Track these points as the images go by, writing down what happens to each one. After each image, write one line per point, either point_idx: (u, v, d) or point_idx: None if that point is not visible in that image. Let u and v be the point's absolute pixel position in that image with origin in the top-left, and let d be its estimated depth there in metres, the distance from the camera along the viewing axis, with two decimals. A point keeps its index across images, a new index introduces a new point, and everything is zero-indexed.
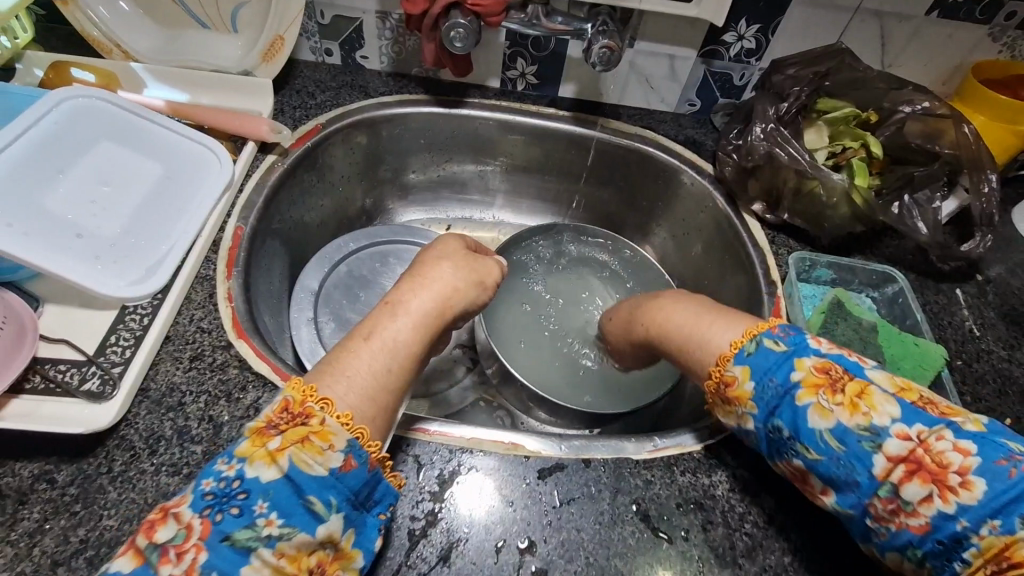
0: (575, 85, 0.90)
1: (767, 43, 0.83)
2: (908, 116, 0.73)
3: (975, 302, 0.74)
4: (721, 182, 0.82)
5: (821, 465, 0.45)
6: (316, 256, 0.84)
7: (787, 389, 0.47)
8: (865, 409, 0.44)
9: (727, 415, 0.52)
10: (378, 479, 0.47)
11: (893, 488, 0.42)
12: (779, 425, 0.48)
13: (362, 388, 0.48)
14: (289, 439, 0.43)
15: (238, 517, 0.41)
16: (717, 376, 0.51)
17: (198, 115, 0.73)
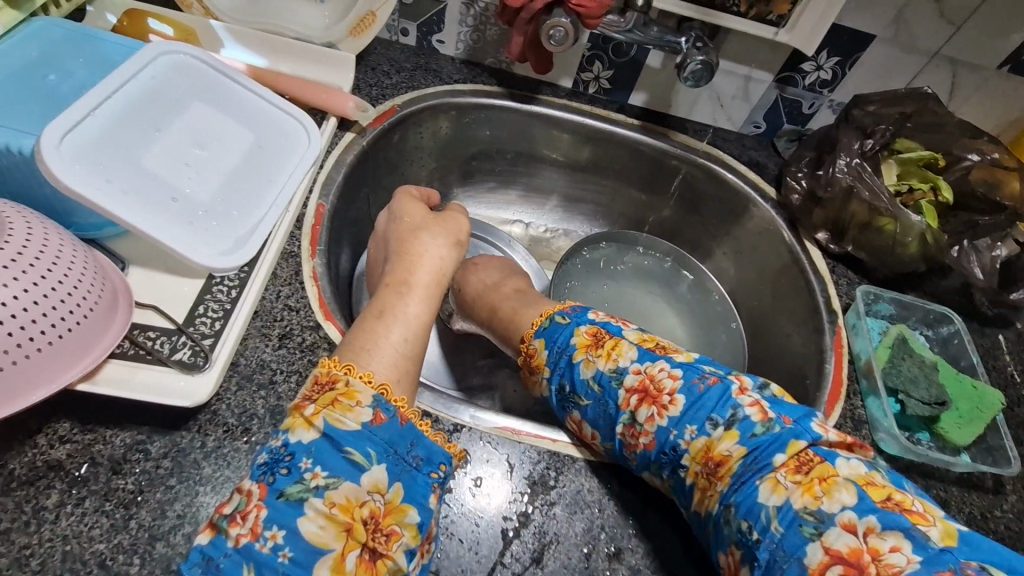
0: (646, 95, 0.90)
1: (843, 76, 0.84)
2: (974, 164, 0.75)
3: (1016, 348, 0.77)
4: (784, 207, 0.83)
5: (591, 408, 0.54)
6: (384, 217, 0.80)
7: (566, 351, 0.57)
8: (615, 357, 0.54)
9: (534, 383, 0.60)
10: (417, 433, 0.45)
11: (632, 416, 0.52)
12: (564, 383, 0.57)
13: (388, 359, 0.49)
14: (320, 404, 0.44)
15: (288, 476, 0.41)
16: (525, 349, 0.61)
17: (280, 82, 0.70)
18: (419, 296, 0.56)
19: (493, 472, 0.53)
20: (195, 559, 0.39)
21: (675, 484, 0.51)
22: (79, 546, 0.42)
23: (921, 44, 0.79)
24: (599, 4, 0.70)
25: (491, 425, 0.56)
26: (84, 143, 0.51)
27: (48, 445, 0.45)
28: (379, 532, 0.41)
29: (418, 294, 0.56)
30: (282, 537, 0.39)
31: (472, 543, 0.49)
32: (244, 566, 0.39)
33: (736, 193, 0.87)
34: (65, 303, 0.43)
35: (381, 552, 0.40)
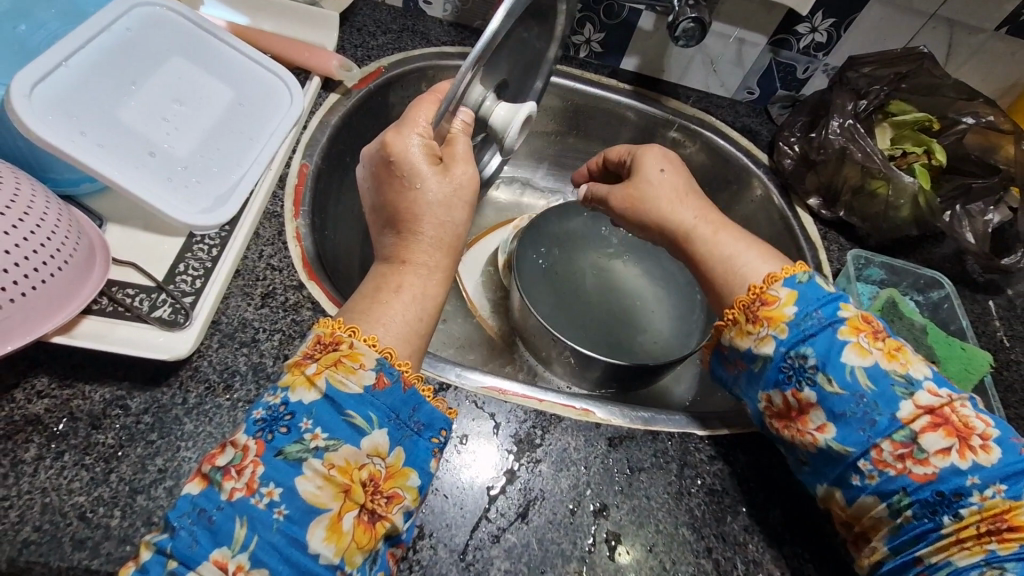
0: (638, 59, 0.89)
1: (837, 39, 0.83)
2: (969, 128, 0.74)
3: (1006, 314, 0.76)
4: (776, 173, 0.82)
5: (843, 399, 0.47)
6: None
7: (831, 323, 0.48)
8: (902, 361, 0.47)
9: (743, 337, 0.51)
10: (420, 399, 0.42)
11: (912, 436, 0.45)
12: (807, 355, 0.48)
13: (402, 330, 0.44)
14: (323, 363, 0.40)
15: (287, 435, 0.38)
16: (756, 294, 0.50)
17: (261, 40, 0.69)
18: (432, 269, 0.47)
19: (478, 428, 0.52)
20: (184, 508, 0.36)
21: (912, 524, 0.45)
22: (59, 499, 0.42)
23: (918, 5, 0.78)
24: None
25: (476, 384, 0.56)
26: (56, 93, 0.49)
27: (26, 399, 0.45)
28: (378, 494, 0.38)
29: (435, 266, 0.47)
30: (278, 494, 0.36)
31: (457, 499, 0.48)
32: (236, 520, 0.35)
33: (728, 159, 0.86)
34: (37, 253, 0.43)
35: (381, 515, 0.38)
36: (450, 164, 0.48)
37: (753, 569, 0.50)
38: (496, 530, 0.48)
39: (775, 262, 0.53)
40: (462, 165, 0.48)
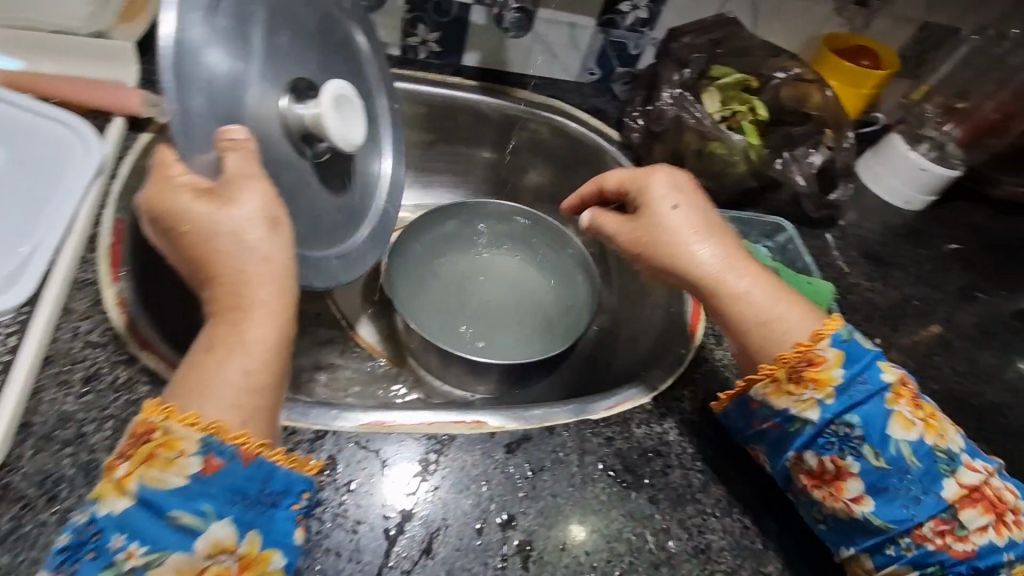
0: (479, 53, 0.88)
1: (658, 14, 0.87)
2: (781, 82, 0.81)
3: (840, 244, 0.85)
4: (629, 147, 0.85)
5: (886, 474, 0.48)
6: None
7: (877, 391, 0.49)
8: (940, 433, 0.49)
9: (783, 396, 0.51)
10: (266, 468, 0.38)
11: (953, 512, 0.47)
12: (852, 423, 0.49)
13: (229, 393, 0.38)
14: (135, 462, 0.36)
15: (97, 559, 0.34)
16: (803, 352, 0.50)
17: (41, 86, 0.60)
18: (257, 310, 0.41)
19: (365, 468, 0.49)
20: None
21: None
22: None
23: None
24: None
25: (355, 423, 0.51)
26: None
27: None
28: None
29: (259, 307, 0.41)
30: None
31: (352, 553, 0.45)
32: None
33: (582, 142, 0.88)
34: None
35: None
36: (233, 193, 0.42)
37: (664, 537, 0.52)
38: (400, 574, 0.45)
39: (812, 317, 0.52)
40: (245, 190, 0.42)
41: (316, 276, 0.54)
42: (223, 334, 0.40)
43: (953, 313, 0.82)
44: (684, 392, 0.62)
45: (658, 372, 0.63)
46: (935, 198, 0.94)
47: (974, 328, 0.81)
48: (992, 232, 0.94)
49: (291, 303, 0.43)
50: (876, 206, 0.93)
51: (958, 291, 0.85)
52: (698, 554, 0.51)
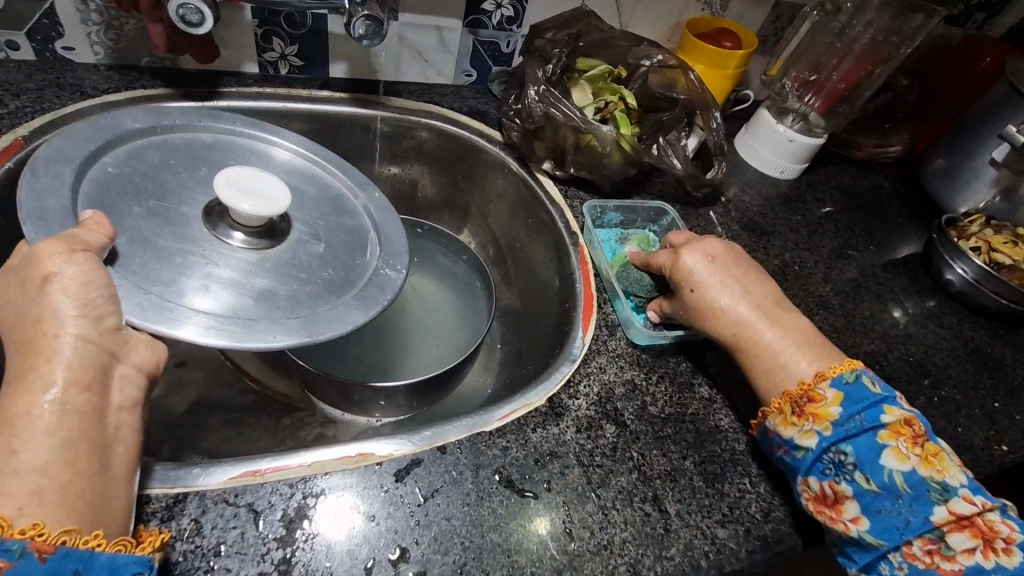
0: (345, 64, 0.84)
1: (523, 11, 0.86)
2: (648, 69, 0.83)
3: (724, 219, 0.88)
4: (511, 147, 0.85)
5: (879, 497, 0.49)
6: (62, 133, 0.55)
7: (872, 427, 0.51)
8: (938, 467, 0.49)
9: (788, 426, 0.54)
10: (72, 560, 0.35)
11: (940, 534, 0.48)
12: (845, 452, 0.51)
13: (16, 480, 0.36)
14: None
15: None
16: (804, 390, 0.54)
17: None
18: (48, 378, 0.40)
19: (237, 526, 0.45)
20: None
21: None
22: None
23: None
24: None
25: (222, 478, 0.48)
26: None
27: None
28: None
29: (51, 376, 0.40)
30: None
31: None
32: None
33: (467, 145, 0.86)
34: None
35: None
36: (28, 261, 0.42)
37: (564, 540, 0.51)
38: None
39: (826, 357, 0.57)
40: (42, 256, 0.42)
41: (253, 337, 0.50)
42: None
43: (829, 272, 0.86)
44: (580, 389, 0.62)
45: (553, 372, 0.63)
46: (806, 165, 1.00)
47: (849, 284, 0.86)
48: (859, 192, 1.01)
49: (88, 366, 0.41)
50: (754, 178, 0.97)
51: (833, 251, 0.90)
52: (601, 551, 0.51)
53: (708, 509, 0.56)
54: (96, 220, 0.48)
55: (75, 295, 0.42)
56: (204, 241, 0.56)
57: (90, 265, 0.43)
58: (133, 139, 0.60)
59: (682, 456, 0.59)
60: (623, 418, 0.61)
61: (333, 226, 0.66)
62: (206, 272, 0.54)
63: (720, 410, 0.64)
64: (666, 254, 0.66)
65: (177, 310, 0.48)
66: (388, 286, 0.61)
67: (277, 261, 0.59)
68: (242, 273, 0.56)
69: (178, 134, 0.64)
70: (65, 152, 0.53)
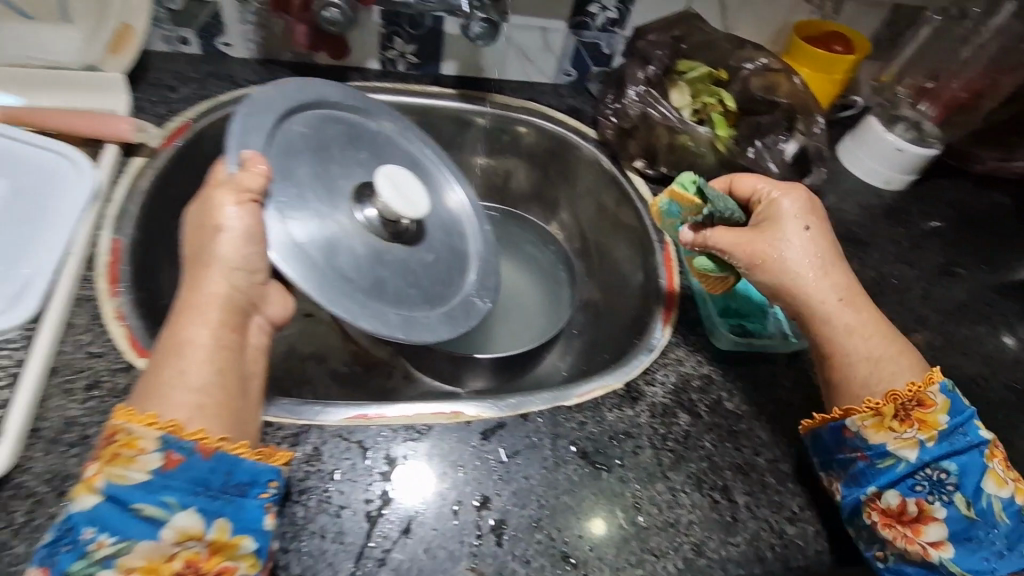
0: (455, 62, 0.91)
1: (627, 13, 0.89)
2: (750, 72, 0.83)
3: None
4: (605, 144, 0.87)
5: (973, 522, 0.50)
6: (273, 87, 0.63)
7: (977, 445, 0.52)
8: (1021, 496, 0.52)
9: (884, 432, 0.52)
10: (227, 461, 0.44)
11: (1017, 566, 0.50)
12: (948, 469, 0.51)
13: (187, 394, 0.44)
14: (102, 462, 0.41)
15: (72, 552, 0.39)
16: (913, 393, 0.53)
17: (41, 120, 0.64)
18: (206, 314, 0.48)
19: (347, 459, 0.52)
20: None
21: None
22: None
23: None
24: None
25: (340, 416, 0.55)
26: None
27: None
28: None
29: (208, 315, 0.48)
30: None
31: (335, 534, 0.48)
32: None
33: (562, 142, 0.90)
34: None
35: None
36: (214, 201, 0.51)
37: (634, 512, 0.54)
38: (379, 554, 0.48)
39: (915, 363, 0.55)
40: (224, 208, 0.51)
41: (362, 320, 0.57)
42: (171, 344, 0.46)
43: (931, 289, 0.82)
44: (657, 377, 0.65)
45: (630, 359, 0.66)
46: (917, 177, 0.95)
47: (953, 303, 0.81)
48: (973, 208, 0.95)
49: (234, 308, 0.49)
50: (856, 187, 0.94)
51: (938, 267, 0.85)
52: (668, 527, 0.54)
53: (778, 505, 0.57)
54: (255, 163, 0.54)
55: (236, 247, 0.50)
56: (344, 211, 0.62)
57: (251, 219, 0.52)
58: (318, 108, 0.68)
59: (755, 452, 0.60)
60: (698, 409, 0.63)
61: (445, 243, 0.71)
62: (335, 238, 0.59)
63: (798, 414, 0.64)
64: (764, 184, 0.63)
65: (312, 272, 0.55)
66: (473, 313, 0.68)
67: (393, 253, 0.64)
68: (365, 252, 0.61)
69: (350, 117, 0.72)
70: (264, 104, 0.61)
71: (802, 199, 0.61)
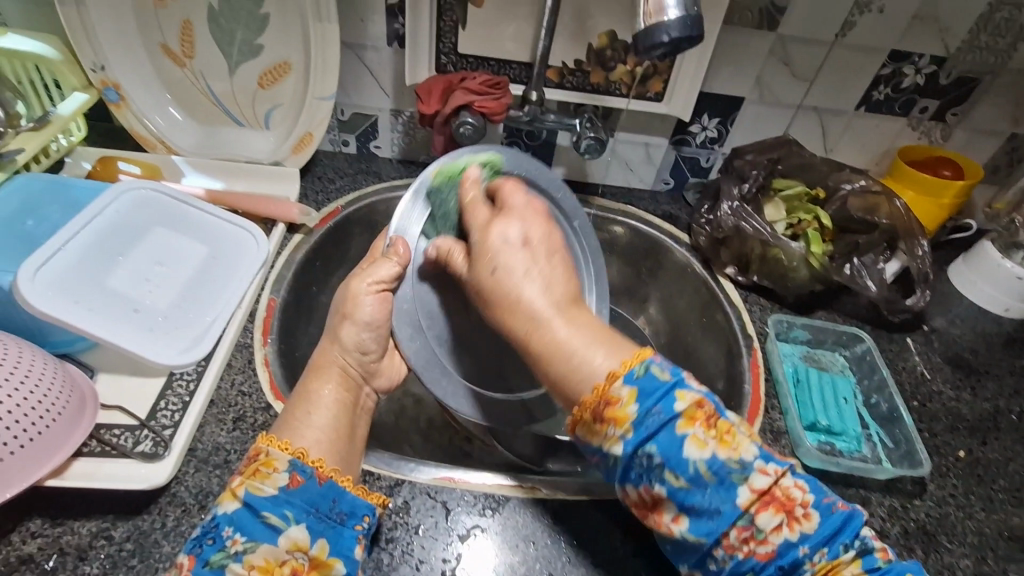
0: (564, 169, 1.02)
1: (727, 133, 0.97)
2: (849, 193, 0.85)
3: (923, 349, 0.83)
4: (697, 249, 0.92)
5: (688, 491, 0.47)
6: (447, 159, 0.64)
7: (669, 418, 0.47)
8: (732, 445, 0.48)
9: (595, 436, 0.49)
10: (337, 490, 0.51)
11: (750, 518, 0.47)
12: (652, 452, 0.47)
13: (315, 432, 0.54)
14: (245, 476, 0.49)
15: (213, 545, 0.46)
16: (600, 395, 0.49)
17: (235, 201, 0.81)
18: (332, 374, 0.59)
19: (432, 517, 0.57)
20: None
21: None
22: None
23: (785, 99, 0.92)
24: (499, 103, 0.83)
25: (429, 475, 0.61)
26: (55, 276, 0.60)
27: (22, 541, 0.50)
28: None
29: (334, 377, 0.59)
30: None
31: None
32: None
33: (656, 243, 0.96)
34: (20, 407, 0.51)
35: None
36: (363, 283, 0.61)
37: None
38: None
39: (619, 350, 0.51)
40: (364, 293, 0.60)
41: (446, 396, 0.64)
42: (305, 392, 0.57)
43: None
44: None
45: None
46: None
47: None
48: None
49: (351, 375, 0.60)
50: (969, 311, 0.89)
51: None
52: None
53: None
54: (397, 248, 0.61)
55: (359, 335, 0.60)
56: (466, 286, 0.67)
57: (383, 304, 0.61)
58: (483, 176, 0.67)
59: None
60: None
61: None
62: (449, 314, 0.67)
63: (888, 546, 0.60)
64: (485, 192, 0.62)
65: (417, 352, 0.63)
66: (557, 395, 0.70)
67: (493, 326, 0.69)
68: (468, 327, 0.68)
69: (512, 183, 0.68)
70: (436, 180, 0.64)
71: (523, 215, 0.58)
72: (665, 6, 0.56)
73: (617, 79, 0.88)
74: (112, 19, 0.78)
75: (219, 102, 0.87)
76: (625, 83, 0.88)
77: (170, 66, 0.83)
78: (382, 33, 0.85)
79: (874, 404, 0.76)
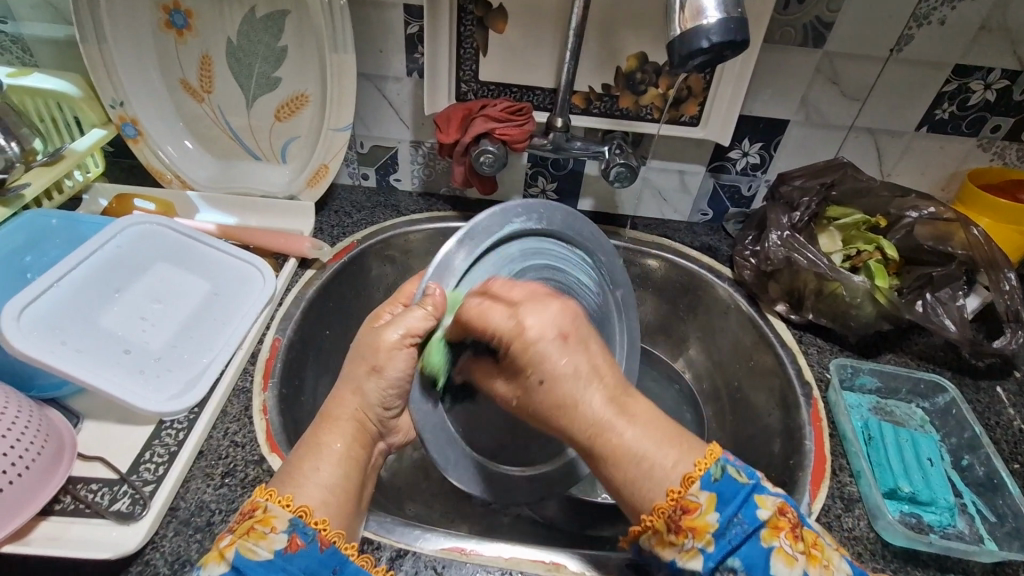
0: (592, 200, 0.96)
1: (770, 158, 0.89)
2: (916, 221, 0.76)
3: (1018, 400, 0.71)
4: (741, 284, 0.83)
5: None
6: (509, 205, 0.55)
7: (751, 530, 0.45)
8: (823, 561, 0.44)
9: (666, 547, 0.46)
10: (338, 557, 0.45)
11: None
12: (735, 567, 0.44)
13: (319, 487, 0.47)
14: (237, 534, 0.44)
15: None
16: (675, 501, 0.45)
17: (243, 236, 0.77)
18: (337, 426, 0.52)
19: None
20: None
21: None
22: None
23: (835, 120, 0.84)
24: (522, 130, 0.78)
25: (436, 546, 0.53)
26: (42, 314, 0.56)
27: None
28: None
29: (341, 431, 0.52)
30: None
31: None
32: None
33: (694, 278, 0.87)
34: None
35: None
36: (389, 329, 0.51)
37: None
38: None
39: (685, 451, 0.48)
40: (388, 340, 0.51)
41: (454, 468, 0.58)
42: (308, 443, 0.51)
43: None
44: None
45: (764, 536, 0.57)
46: None
47: None
48: None
49: (364, 424, 0.53)
50: None
51: None
52: None
53: None
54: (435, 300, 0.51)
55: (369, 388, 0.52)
56: None
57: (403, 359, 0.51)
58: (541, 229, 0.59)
59: None
60: None
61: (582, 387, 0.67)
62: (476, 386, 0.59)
63: None
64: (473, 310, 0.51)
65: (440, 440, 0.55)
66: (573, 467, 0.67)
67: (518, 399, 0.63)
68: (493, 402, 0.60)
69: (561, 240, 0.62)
70: (492, 224, 0.54)
71: (565, 316, 0.51)
72: (703, 9, 0.51)
73: (647, 103, 0.82)
74: (134, 57, 0.78)
75: (237, 136, 0.85)
76: (657, 106, 0.83)
77: (189, 102, 0.82)
78: (402, 63, 0.82)
79: (965, 466, 0.64)
